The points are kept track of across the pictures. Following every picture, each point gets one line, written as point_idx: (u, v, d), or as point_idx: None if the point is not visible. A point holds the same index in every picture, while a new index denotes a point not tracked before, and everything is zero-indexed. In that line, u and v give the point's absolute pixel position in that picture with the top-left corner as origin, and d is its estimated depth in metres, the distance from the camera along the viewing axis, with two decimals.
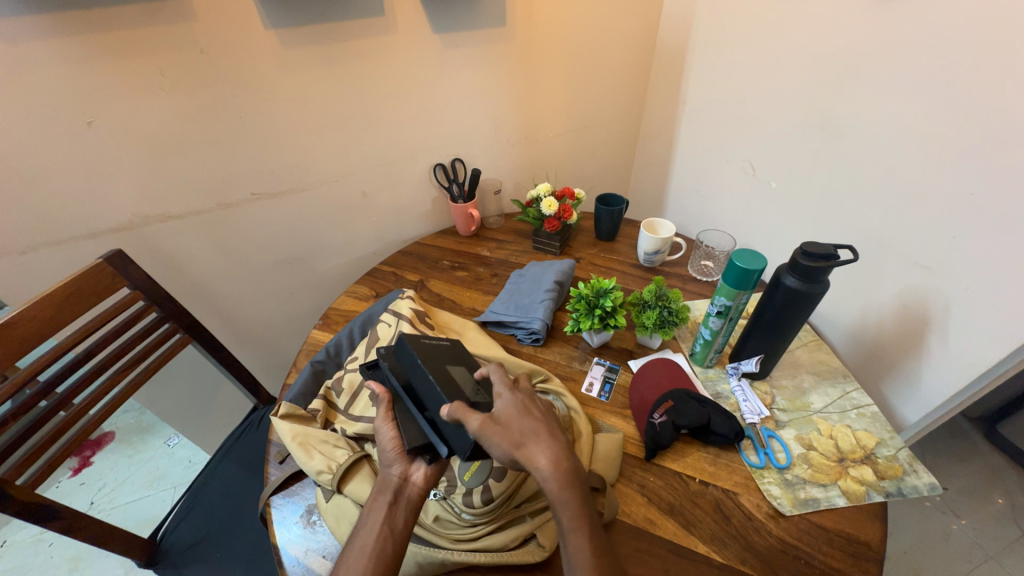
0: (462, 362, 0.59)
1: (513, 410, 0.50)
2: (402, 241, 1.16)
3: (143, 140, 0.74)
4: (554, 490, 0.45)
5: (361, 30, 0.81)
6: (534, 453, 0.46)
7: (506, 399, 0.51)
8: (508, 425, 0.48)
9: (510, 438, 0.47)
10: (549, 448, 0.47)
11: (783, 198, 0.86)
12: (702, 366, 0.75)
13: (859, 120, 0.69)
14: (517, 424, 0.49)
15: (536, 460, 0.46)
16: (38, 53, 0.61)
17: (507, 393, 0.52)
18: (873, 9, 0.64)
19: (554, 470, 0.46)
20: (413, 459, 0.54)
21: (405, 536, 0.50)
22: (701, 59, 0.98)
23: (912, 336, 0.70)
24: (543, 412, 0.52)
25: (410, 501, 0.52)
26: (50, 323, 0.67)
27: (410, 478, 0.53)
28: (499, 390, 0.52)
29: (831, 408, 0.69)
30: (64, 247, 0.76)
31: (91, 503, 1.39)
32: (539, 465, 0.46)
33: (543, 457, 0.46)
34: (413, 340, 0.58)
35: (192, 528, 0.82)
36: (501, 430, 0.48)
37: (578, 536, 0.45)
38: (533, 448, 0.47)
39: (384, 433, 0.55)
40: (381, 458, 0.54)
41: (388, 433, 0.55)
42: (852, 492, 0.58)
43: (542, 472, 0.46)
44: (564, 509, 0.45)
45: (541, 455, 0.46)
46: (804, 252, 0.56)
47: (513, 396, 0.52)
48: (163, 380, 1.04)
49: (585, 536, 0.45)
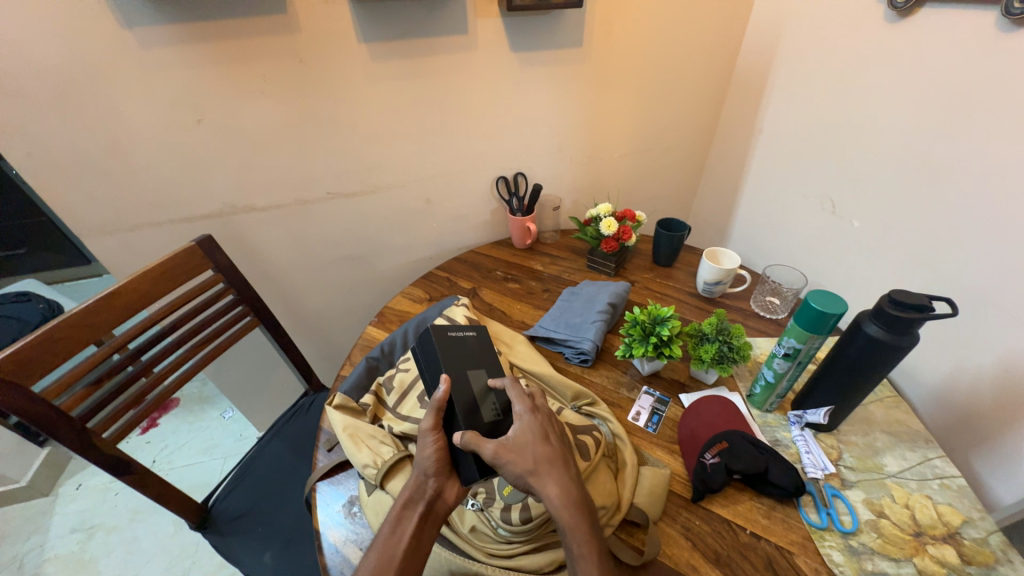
0: (483, 362, 0.61)
1: (529, 435, 0.51)
2: (458, 247, 1.19)
3: (241, 139, 0.82)
4: (562, 516, 0.47)
5: (444, 45, 0.85)
6: (546, 481, 0.48)
7: (525, 421, 0.53)
8: (521, 451, 0.50)
9: (525, 464, 0.49)
10: (560, 478, 0.49)
11: (866, 239, 0.80)
12: (761, 410, 0.71)
13: (965, 161, 0.63)
14: (532, 451, 0.50)
15: (547, 488, 0.48)
16: (167, 59, 0.69)
17: (525, 416, 0.53)
18: (992, 45, 0.59)
19: (563, 499, 0.48)
20: (450, 476, 0.54)
21: (428, 548, 0.51)
22: (784, 85, 0.94)
23: (1015, 406, 0.62)
24: (559, 438, 0.53)
25: (438, 518, 0.53)
26: (146, 295, 0.75)
27: (442, 495, 0.54)
28: (518, 410, 0.54)
29: (908, 474, 0.62)
30: (164, 228, 0.85)
31: (153, 461, 1.52)
32: (549, 493, 0.48)
33: (554, 485, 0.48)
34: (438, 334, 0.60)
35: (239, 501, 0.87)
36: (518, 453, 0.50)
37: (586, 562, 0.46)
38: (545, 476, 0.49)
39: (424, 446, 0.54)
40: (417, 466, 0.54)
41: (431, 446, 0.54)
42: (930, 574, 0.52)
43: (552, 500, 0.47)
44: (572, 536, 0.46)
45: (553, 484, 0.48)
46: (892, 299, 0.52)
47: (531, 416, 0.53)
48: (228, 356, 1.13)
49: (595, 564, 0.46)
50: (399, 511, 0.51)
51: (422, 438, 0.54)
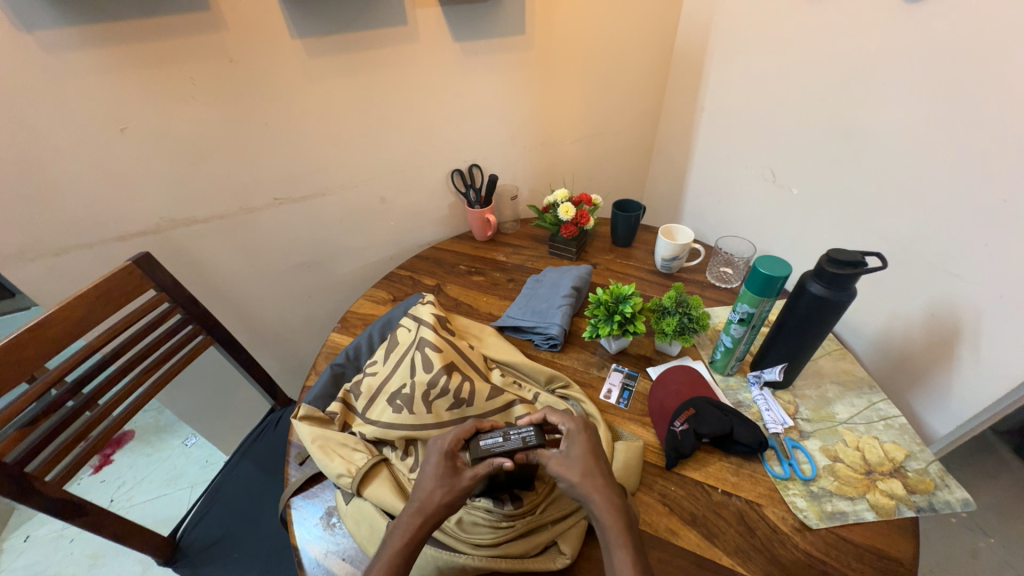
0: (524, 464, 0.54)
1: (583, 450, 0.52)
2: (419, 245, 1.17)
3: (171, 148, 0.76)
4: (605, 517, 0.47)
5: (383, 37, 0.82)
6: (590, 488, 0.49)
7: (580, 437, 0.53)
8: (573, 464, 0.51)
9: (572, 476, 0.50)
10: (605, 486, 0.49)
11: (805, 205, 0.85)
12: (723, 374, 0.74)
13: (883, 126, 0.69)
14: (580, 462, 0.51)
15: (591, 494, 0.49)
16: (77, 64, 0.63)
17: (578, 431, 0.54)
18: (900, 18, 0.63)
19: (606, 504, 0.48)
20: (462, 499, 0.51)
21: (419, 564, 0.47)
22: (720, 63, 0.97)
23: (941, 346, 0.68)
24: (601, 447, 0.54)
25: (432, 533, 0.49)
26: (81, 323, 0.69)
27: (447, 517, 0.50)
28: (569, 428, 0.54)
29: (857, 419, 0.67)
30: (94, 249, 0.79)
31: (111, 501, 1.42)
32: (593, 499, 0.48)
33: (597, 492, 0.49)
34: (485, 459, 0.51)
35: (212, 528, 0.83)
36: (570, 465, 0.51)
37: (621, 548, 0.45)
38: (590, 483, 0.49)
39: (451, 486, 0.50)
40: (435, 496, 0.49)
41: (462, 484, 0.50)
42: (882, 507, 0.56)
43: (596, 504, 0.48)
44: (606, 526, 0.47)
45: (597, 492, 0.49)
46: (829, 259, 0.56)
47: (583, 433, 0.54)
48: (183, 379, 1.07)
49: (630, 553, 0.45)
50: (406, 556, 0.46)
51: (451, 486, 0.50)
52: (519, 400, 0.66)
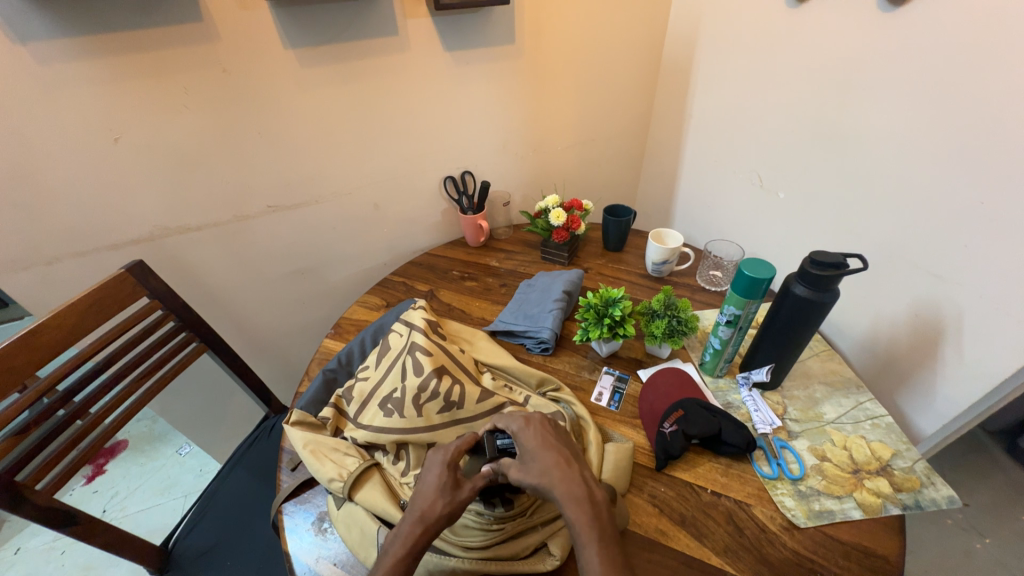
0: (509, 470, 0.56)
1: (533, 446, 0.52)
2: (413, 251, 1.18)
3: (165, 156, 0.77)
4: (570, 513, 0.47)
5: (375, 47, 0.84)
6: (553, 483, 0.49)
7: (525, 435, 0.53)
8: (529, 467, 0.50)
9: (531, 476, 0.49)
10: (568, 478, 0.49)
11: (791, 209, 0.87)
12: (712, 376, 0.75)
13: (865, 130, 0.70)
14: (538, 460, 0.51)
15: (556, 488, 0.48)
16: (72, 74, 0.64)
17: (533, 427, 0.54)
18: (879, 26, 0.65)
19: (570, 497, 0.48)
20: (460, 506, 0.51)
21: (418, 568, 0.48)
22: (706, 71, 1.00)
23: (926, 346, 0.69)
24: (561, 441, 0.54)
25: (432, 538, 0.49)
26: (73, 331, 0.69)
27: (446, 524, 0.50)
28: (519, 427, 0.54)
29: (845, 419, 0.68)
30: (88, 257, 0.79)
31: (103, 511, 1.41)
32: (557, 493, 0.48)
33: (561, 485, 0.48)
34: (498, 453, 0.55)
35: (204, 536, 0.82)
36: (526, 468, 0.50)
37: (590, 545, 0.44)
38: (552, 478, 0.49)
39: (453, 494, 0.50)
40: (436, 503, 0.49)
41: (464, 493, 0.50)
42: (869, 505, 0.57)
43: (562, 498, 0.48)
44: (573, 522, 0.46)
45: (560, 484, 0.48)
46: (813, 261, 0.57)
47: (532, 430, 0.54)
48: (177, 387, 1.07)
49: (598, 549, 0.44)
50: (406, 563, 0.46)
51: (452, 495, 0.50)
52: (510, 403, 0.67)
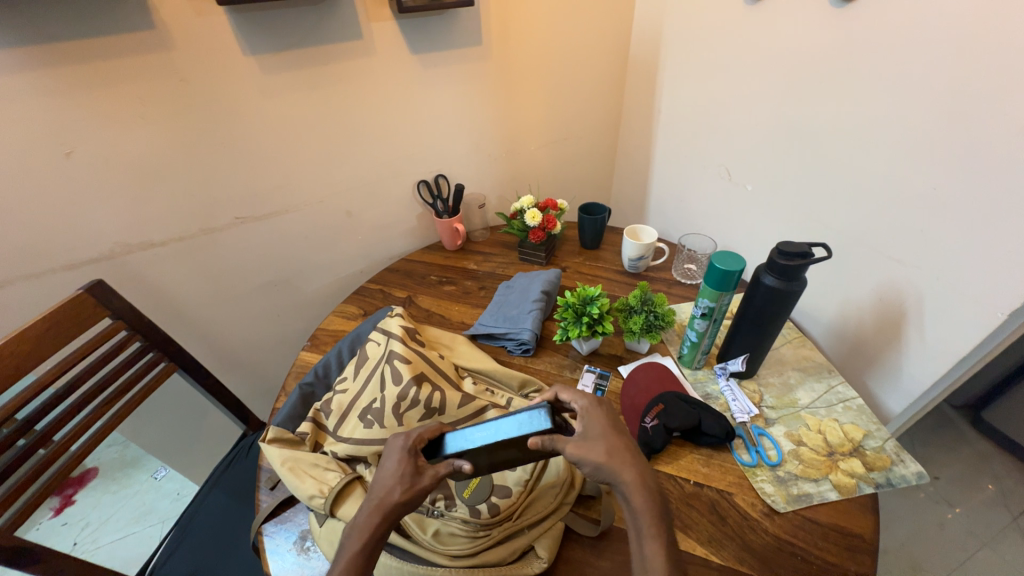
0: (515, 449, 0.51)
1: (599, 427, 0.51)
2: (389, 257, 1.17)
3: (122, 171, 0.74)
4: (637, 505, 0.46)
5: (338, 52, 0.82)
6: (620, 469, 0.48)
7: (592, 414, 0.53)
8: (593, 445, 0.49)
9: (597, 456, 0.48)
10: (636, 465, 0.48)
11: (758, 201, 0.89)
12: (691, 368, 0.76)
13: (824, 124, 0.72)
14: (603, 442, 0.50)
15: (621, 475, 0.48)
16: (14, 89, 0.61)
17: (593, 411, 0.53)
18: (832, 23, 0.67)
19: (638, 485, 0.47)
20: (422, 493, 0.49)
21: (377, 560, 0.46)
22: (672, 68, 1.01)
23: (890, 328, 0.72)
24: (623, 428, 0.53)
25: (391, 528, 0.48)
26: (30, 356, 0.66)
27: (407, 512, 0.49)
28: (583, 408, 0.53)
29: (818, 403, 0.70)
30: (44, 279, 0.75)
31: (74, 544, 1.36)
32: (624, 479, 0.47)
33: (629, 472, 0.48)
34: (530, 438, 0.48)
35: (181, 563, 0.79)
36: (590, 446, 0.49)
37: (652, 537, 0.45)
38: (619, 463, 0.48)
39: (412, 480, 0.49)
40: (392, 489, 0.48)
41: (425, 478, 0.49)
42: (843, 486, 0.59)
43: (626, 486, 0.47)
44: (639, 514, 0.46)
45: (628, 470, 0.47)
46: (780, 251, 0.58)
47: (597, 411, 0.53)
48: (147, 410, 1.02)
49: (661, 541, 0.44)
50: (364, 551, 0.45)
51: (412, 482, 0.49)
52: (492, 406, 0.67)
